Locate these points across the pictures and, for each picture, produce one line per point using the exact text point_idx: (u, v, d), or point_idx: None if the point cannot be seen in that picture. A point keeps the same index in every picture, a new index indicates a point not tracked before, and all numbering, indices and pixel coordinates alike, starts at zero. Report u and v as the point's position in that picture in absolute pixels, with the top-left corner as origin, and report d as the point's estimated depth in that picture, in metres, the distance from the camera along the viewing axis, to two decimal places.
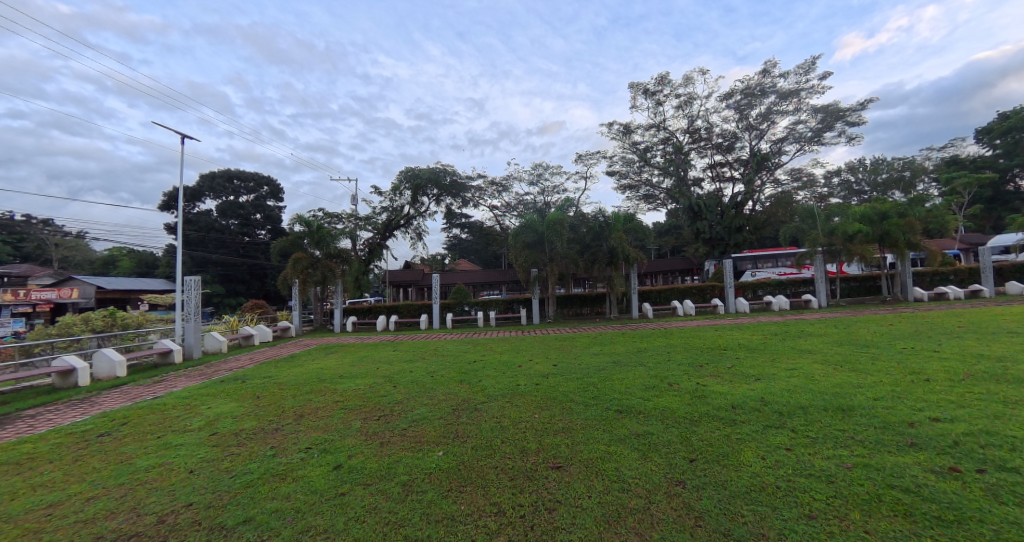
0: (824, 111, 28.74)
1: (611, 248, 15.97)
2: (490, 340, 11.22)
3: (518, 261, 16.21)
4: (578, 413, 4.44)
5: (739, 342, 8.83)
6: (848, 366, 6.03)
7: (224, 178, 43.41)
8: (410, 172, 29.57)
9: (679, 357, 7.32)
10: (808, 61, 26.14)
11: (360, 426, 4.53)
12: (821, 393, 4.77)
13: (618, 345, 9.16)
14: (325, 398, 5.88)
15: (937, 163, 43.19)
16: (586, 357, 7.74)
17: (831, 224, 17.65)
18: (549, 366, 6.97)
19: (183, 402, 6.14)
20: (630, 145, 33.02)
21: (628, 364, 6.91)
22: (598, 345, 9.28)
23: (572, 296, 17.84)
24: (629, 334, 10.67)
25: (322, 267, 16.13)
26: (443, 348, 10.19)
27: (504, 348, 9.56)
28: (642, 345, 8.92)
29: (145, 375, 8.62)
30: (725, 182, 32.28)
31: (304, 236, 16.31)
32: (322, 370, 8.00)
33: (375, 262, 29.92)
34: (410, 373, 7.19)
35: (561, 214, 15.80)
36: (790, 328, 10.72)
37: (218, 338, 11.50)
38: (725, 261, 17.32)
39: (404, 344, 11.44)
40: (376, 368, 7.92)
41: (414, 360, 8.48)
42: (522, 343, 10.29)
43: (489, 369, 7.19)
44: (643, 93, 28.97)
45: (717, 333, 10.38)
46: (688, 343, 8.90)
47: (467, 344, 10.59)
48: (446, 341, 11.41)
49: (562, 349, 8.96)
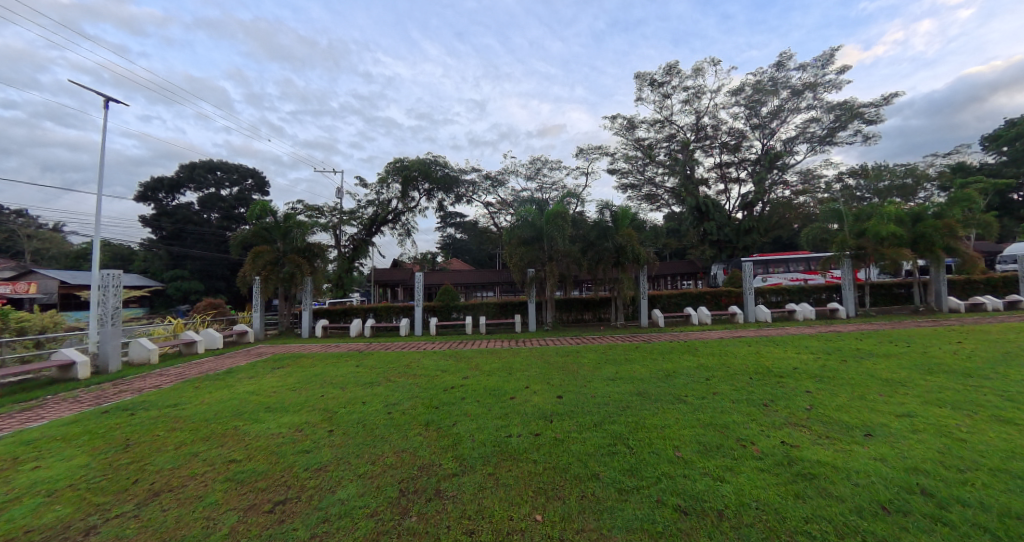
0: (839, 108, 27.19)
1: (618, 247, 14.12)
2: (477, 352, 9.41)
3: (512, 259, 14.23)
4: (614, 518, 2.54)
5: (789, 364, 6.94)
6: (988, 412, 4.13)
7: (205, 169, 41.19)
8: (399, 164, 27.61)
9: (725, 386, 5.51)
10: (827, 53, 24.49)
11: (227, 534, 2.59)
12: (1013, 476, 2.83)
13: (635, 364, 7.39)
14: (220, 453, 3.92)
15: (944, 169, 42.05)
16: (602, 384, 5.90)
17: (861, 225, 16.01)
18: (551, 401, 5.05)
19: (7, 455, 4.09)
20: (633, 141, 31.33)
21: (660, 399, 5.01)
22: (613, 364, 7.45)
23: (572, 300, 15.88)
24: (643, 350, 8.90)
25: (289, 262, 14.07)
26: (416, 363, 8.27)
27: (494, 365, 7.67)
28: (666, 365, 7.15)
29: (19, 398, 6.59)
30: (732, 183, 30.78)
31: (270, 228, 14.26)
32: (252, 396, 6.06)
33: (360, 259, 27.94)
34: (363, 405, 5.29)
35: (563, 207, 13.92)
36: (839, 344, 8.89)
37: (147, 347, 9.51)
38: (744, 262, 15.53)
39: (374, 356, 9.48)
40: (322, 394, 5.97)
41: (374, 383, 6.50)
42: (517, 357, 8.44)
43: (470, 401, 5.28)
44: (649, 85, 27.29)
45: (749, 349, 8.63)
46: (727, 364, 7.08)
47: (448, 357, 8.77)
48: (422, 353, 9.46)
49: (568, 368, 7.16)
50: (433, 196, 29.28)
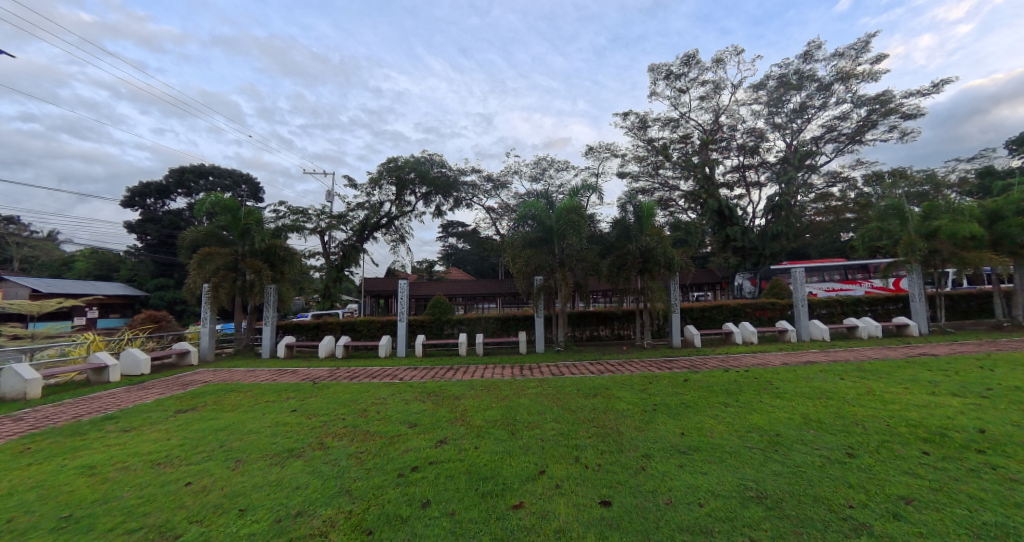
0: (873, 102, 24.70)
1: (643, 250, 11.72)
2: (470, 387, 6.94)
3: (516, 264, 11.73)
4: None
5: (953, 421, 4.38)
6: None
7: (196, 174, 39.23)
8: (393, 164, 25.43)
9: (911, 484, 3.00)
10: (862, 40, 22.11)
11: None
12: None
13: (704, 416, 4.92)
14: None
15: (967, 174, 39.60)
16: (673, 468, 3.42)
17: (930, 223, 13.38)
18: (594, 524, 2.60)
19: None
20: (645, 141, 29.04)
21: (808, 525, 2.54)
22: (670, 415, 4.99)
23: (586, 314, 13.28)
24: (698, 388, 6.42)
25: (246, 268, 11.67)
26: (379, 407, 5.79)
27: (491, 413, 5.20)
28: (754, 421, 4.69)
29: None
30: (753, 186, 28.33)
31: (227, 227, 11.91)
32: (70, 482, 3.55)
33: (350, 267, 25.58)
34: (230, 523, 2.79)
35: (577, 201, 11.55)
36: (978, 380, 6.27)
37: (23, 377, 7.06)
38: (793, 268, 12.97)
39: (328, 393, 6.97)
40: (188, 483, 3.46)
41: (296, 455, 4.03)
42: (522, 399, 5.92)
43: (442, 510, 2.82)
44: (665, 78, 24.99)
45: (851, 388, 6.14)
46: (849, 419, 4.58)
47: (427, 396, 6.32)
48: (393, 390, 6.95)
49: (604, 423, 4.69)
50: (430, 200, 27.02)
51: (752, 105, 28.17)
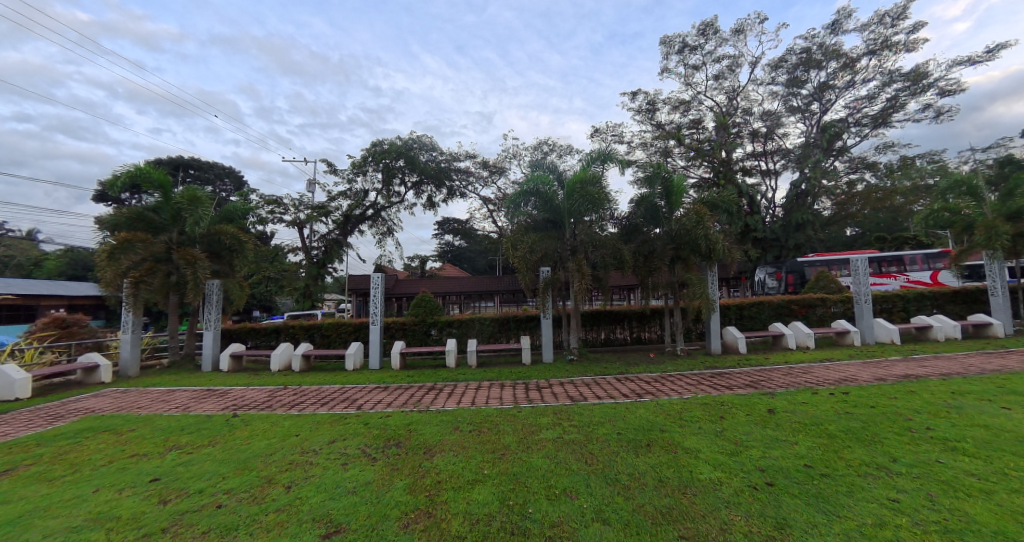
0: (906, 77, 22.41)
1: (675, 235, 9.45)
2: (453, 425, 4.62)
3: (516, 252, 9.45)
4: None
5: None
6: None
7: (174, 167, 36.68)
8: (378, 148, 23.01)
9: None
10: (898, 5, 19.82)
11: None
12: None
13: (876, 506, 2.66)
14: None
15: (981, 166, 37.81)
16: None
17: (1013, 202, 11.11)
18: None
19: None
20: (654, 125, 26.76)
21: None
22: (811, 505, 2.71)
23: (601, 314, 10.99)
24: (806, 430, 4.13)
25: (178, 260, 9.34)
26: (299, 474, 3.48)
27: (482, 498, 2.90)
28: (988, 524, 2.42)
29: None
30: (772, 173, 26.09)
31: (158, 208, 9.61)
32: None
33: (333, 264, 23.23)
34: None
35: (591, 173, 9.30)
36: None
37: None
38: (853, 257, 10.71)
39: (240, 436, 4.64)
40: None
41: None
42: (533, 454, 3.65)
43: None
44: (679, 53, 22.66)
45: None
46: None
47: (383, 447, 3.99)
48: (337, 431, 4.63)
49: (698, 533, 2.43)
50: (421, 189, 24.58)
51: (769, 86, 25.94)
